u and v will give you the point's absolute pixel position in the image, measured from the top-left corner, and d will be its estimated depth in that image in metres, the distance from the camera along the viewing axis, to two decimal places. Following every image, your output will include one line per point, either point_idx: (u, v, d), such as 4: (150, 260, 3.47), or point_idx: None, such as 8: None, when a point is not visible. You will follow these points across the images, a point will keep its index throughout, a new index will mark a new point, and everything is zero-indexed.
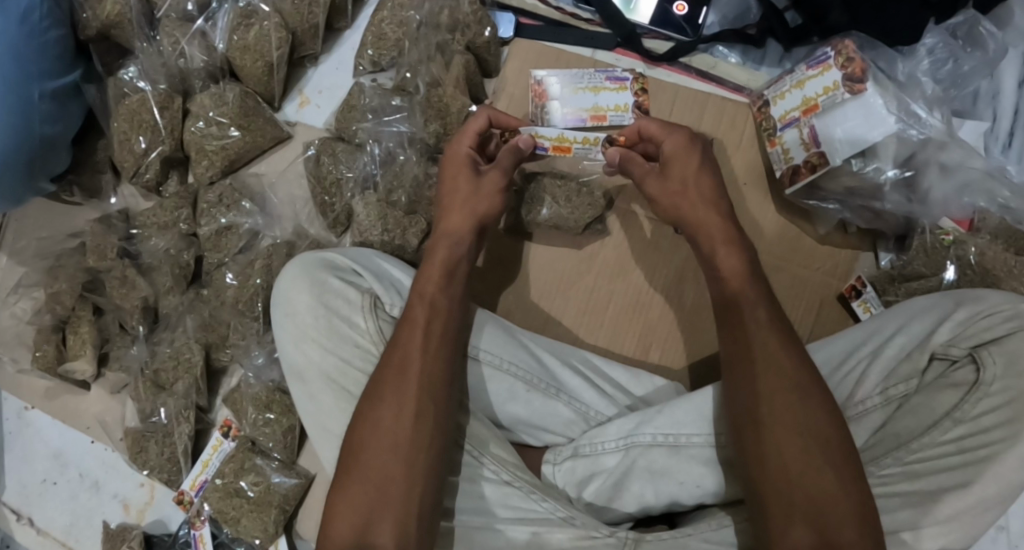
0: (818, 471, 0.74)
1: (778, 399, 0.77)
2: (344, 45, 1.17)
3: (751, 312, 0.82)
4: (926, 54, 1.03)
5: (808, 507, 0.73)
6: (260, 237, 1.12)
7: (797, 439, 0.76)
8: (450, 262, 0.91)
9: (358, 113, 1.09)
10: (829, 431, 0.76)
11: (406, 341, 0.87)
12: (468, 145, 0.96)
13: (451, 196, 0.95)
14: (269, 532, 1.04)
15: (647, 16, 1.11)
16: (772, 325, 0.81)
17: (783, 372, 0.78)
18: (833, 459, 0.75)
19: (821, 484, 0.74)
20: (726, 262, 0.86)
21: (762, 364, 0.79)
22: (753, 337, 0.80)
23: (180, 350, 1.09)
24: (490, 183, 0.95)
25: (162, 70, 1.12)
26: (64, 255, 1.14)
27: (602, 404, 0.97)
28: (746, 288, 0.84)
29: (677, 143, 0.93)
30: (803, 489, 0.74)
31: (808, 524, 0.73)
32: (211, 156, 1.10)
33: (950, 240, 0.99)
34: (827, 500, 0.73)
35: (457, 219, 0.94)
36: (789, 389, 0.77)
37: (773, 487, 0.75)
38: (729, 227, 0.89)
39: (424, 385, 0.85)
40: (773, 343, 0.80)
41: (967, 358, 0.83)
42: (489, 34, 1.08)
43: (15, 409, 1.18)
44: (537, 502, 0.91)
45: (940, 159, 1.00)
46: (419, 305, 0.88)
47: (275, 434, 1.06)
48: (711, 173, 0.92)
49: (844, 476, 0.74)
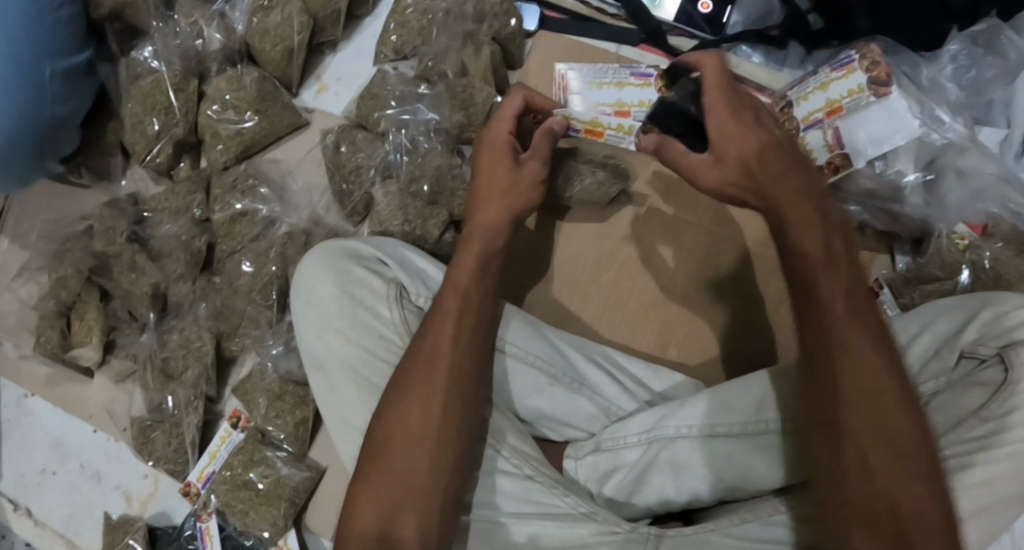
0: (899, 483, 0.70)
1: (858, 402, 0.71)
2: (365, 32, 1.16)
3: (840, 301, 0.73)
4: (949, 60, 1.06)
5: (887, 520, 0.69)
6: (276, 225, 1.09)
7: (875, 447, 0.71)
8: (486, 254, 0.89)
9: (380, 101, 1.07)
10: (911, 439, 0.71)
11: (436, 333, 0.85)
12: (507, 130, 0.92)
13: (488, 188, 0.90)
14: (279, 526, 1.01)
15: (672, 13, 1.12)
16: (858, 315, 0.73)
17: (871, 373, 0.71)
18: (914, 469, 0.70)
19: (899, 496, 0.69)
20: (807, 236, 0.74)
21: (843, 361, 0.72)
22: (835, 332, 0.72)
23: (191, 338, 1.06)
24: (529, 174, 0.91)
25: (178, 51, 1.09)
26: (70, 239, 1.11)
27: (623, 399, 0.96)
28: (833, 273, 0.74)
29: (720, 109, 0.78)
30: (881, 499, 0.70)
31: (880, 538, 0.69)
32: (226, 142, 1.08)
33: (965, 244, 1.02)
34: (906, 509, 0.69)
35: (494, 211, 0.90)
36: (871, 392, 0.71)
37: (846, 497, 0.71)
38: (796, 209, 0.75)
39: (453, 379, 0.83)
40: (860, 336, 0.72)
41: (995, 358, 0.82)
42: (514, 25, 1.07)
43: (15, 397, 1.16)
44: (558, 496, 0.89)
45: (957, 164, 1.02)
46: (452, 297, 0.86)
47: (287, 425, 1.03)
48: (769, 139, 0.77)
49: (926, 487, 0.70)
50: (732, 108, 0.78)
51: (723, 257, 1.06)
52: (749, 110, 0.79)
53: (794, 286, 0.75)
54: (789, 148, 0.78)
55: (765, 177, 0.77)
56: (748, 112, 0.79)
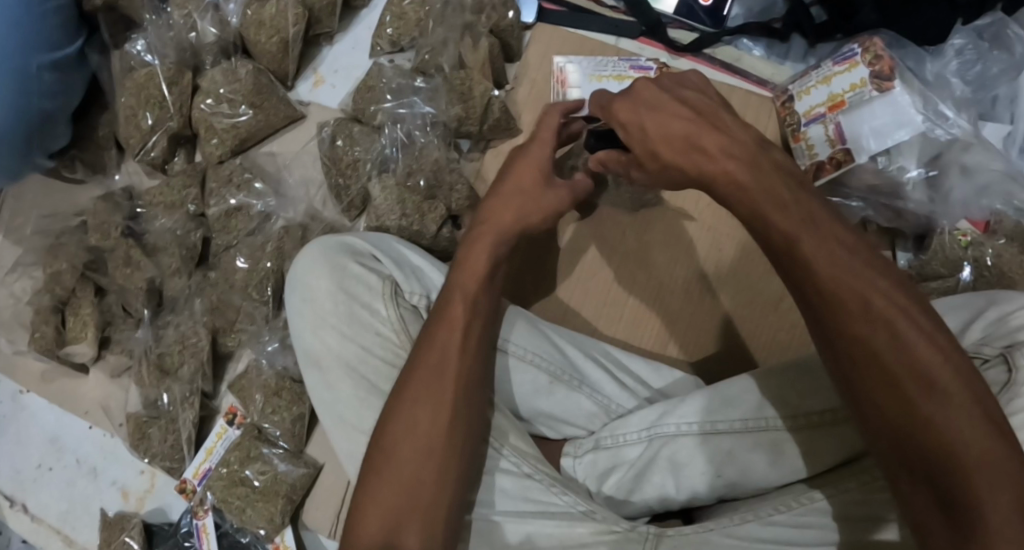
0: (938, 418, 0.63)
1: (869, 345, 0.65)
2: (362, 23, 1.15)
3: (815, 241, 0.67)
4: (954, 55, 1.04)
5: (934, 461, 0.63)
6: (271, 220, 1.08)
7: (900, 391, 0.64)
8: (493, 263, 0.86)
9: (377, 93, 1.06)
10: (937, 369, 0.63)
11: (443, 342, 0.83)
12: (549, 148, 0.87)
13: (508, 198, 0.87)
14: (275, 523, 1.00)
15: (672, 6, 1.11)
16: (838, 253, 0.66)
17: (870, 311, 0.65)
18: (952, 400, 0.63)
19: (942, 433, 0.63)
20: (785, 201, 0.69)
21: (839, 306, 0.65)
22: (819, 278, 0.66)
23: (186, 333, 1.05)
24: (551, 202, 0.87)
25: (172, 44, 1.08)
26: (65, 234, 1.10)
27: (623, 397, 0.95)
28: (801, 217, 0.68)
29: (627, 109, 0.77)
30: (923, 440, 0.63)
31: (930, 483, 0.63)
32: (221, 135, 1.06)
33: (967, 241, 1.00)
34: (953, 452, 0.62)
35: (507, 225, 0.86)
36: (880, 331, 0.64)
37: (884, 446, 0.66)
38: (732, 181, 0.71)
39: (461, 389, 0.82)
40: (845, 273, 0.66)
41: (999, 358, 0.79)
42: (513, 17, 1.07)
43: (10, 393, 1.15)
44: (557, 495, 0.87)
45: (962, 161, 1.00)
46: (459, 305, 0.84)
47: (284, 422, 1.03)
48: (681, 117, 0.74)
49: (971, 414, 0.63)
50: (638, 100, 0.76)
51: (724, 252, 1.06)
52: (652, 94, 0.76)
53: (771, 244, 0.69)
54: (705, 117, 0.74)
55: (690, 164, 0.73)
56: (657, 97, 0.76)
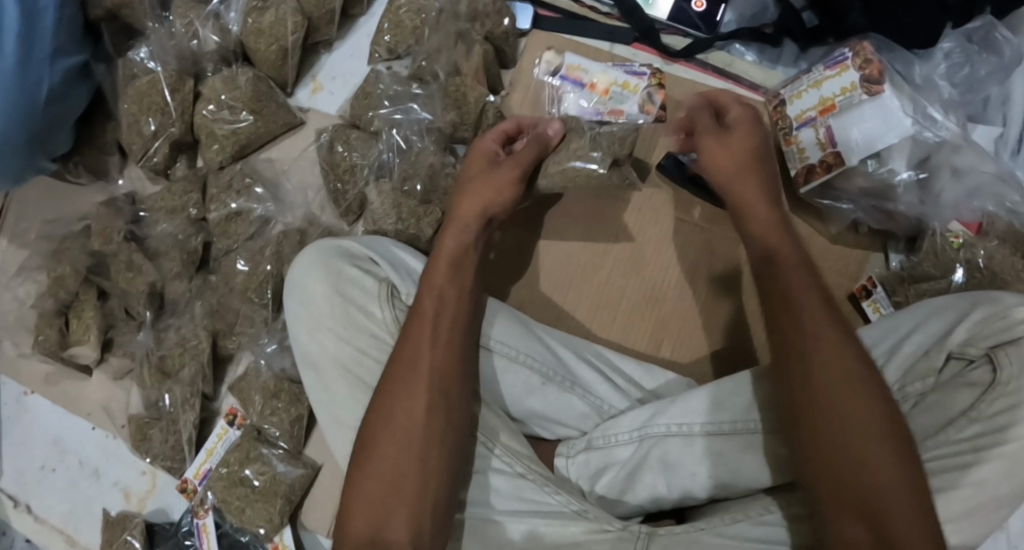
0: (868, 450, 0.74)
1: (822, 383, 0.77)
2: (359, 32, 1.17)
3: (800, 295, 0.81)
4: (942, 58, 1.06)
5: (860, 486, 0.74)
6: (271, 224, 1.10)
7: (841, 425, 0.76)
8: (462, 252, 0.90)
9: (374, 100, 1.08)
10: (873, 413, 0.75)
11: (416, 338, 0.85)
12: (493, 140, 0.97)
13: (467, 181, 0.94)
14: (274, 523, 1.02)
15: (665, 12, 1.13)
16: (815, 310, 0.80)
17: (827, 357, 0.77)
18: (882, 441, 0.75)
19: (869, 462, 0.74)
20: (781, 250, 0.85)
21: (807, 348, 0.78)
22: (798, 323, 0.80)
23: (188, 337, 1.07)
24: (505, 174, 0.93)
25: (173, 51, 1.10)
26: (68, 239, 1.12)
27: (615, 397, 0.96)
28: (793, 277, 0.83)
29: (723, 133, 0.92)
30: (852, 466, 0.75)
31: (855, 504, 0.74)
32: (222, 140, 1.09)
33: (959, 243, 1.00)
34: (876, 481, 0.74)
35: (467, 209, 0.92)
36: (830, 370, 0.77)
37: (821, 467, 0.76)
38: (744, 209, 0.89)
39: (438, 382, 0.83)
40: (816, 325, 0.79)
41: (984, 358, 0.81)
42: (507, 24, 1.09)
43: (15, 394, 1.17)
44: (550, 495, 0.88)
45: (952, 162, 1.02)
46: (428, 298, 0.86)
47: (282, 423, 1.04)
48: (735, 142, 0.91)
49: (890, 454, 0.74)
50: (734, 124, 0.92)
51: (717, 257, 1.07)
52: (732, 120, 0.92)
53: (762, 285, 0.85)
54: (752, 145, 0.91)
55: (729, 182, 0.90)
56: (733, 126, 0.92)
